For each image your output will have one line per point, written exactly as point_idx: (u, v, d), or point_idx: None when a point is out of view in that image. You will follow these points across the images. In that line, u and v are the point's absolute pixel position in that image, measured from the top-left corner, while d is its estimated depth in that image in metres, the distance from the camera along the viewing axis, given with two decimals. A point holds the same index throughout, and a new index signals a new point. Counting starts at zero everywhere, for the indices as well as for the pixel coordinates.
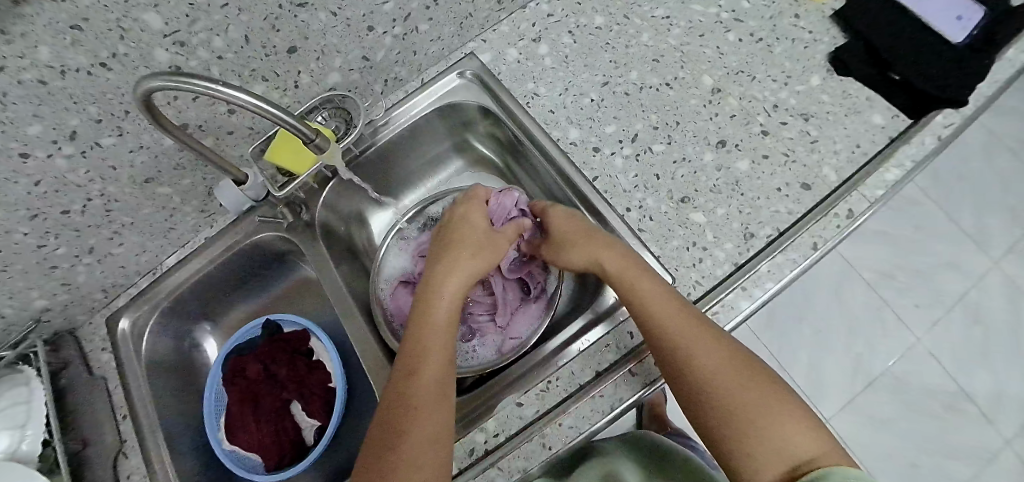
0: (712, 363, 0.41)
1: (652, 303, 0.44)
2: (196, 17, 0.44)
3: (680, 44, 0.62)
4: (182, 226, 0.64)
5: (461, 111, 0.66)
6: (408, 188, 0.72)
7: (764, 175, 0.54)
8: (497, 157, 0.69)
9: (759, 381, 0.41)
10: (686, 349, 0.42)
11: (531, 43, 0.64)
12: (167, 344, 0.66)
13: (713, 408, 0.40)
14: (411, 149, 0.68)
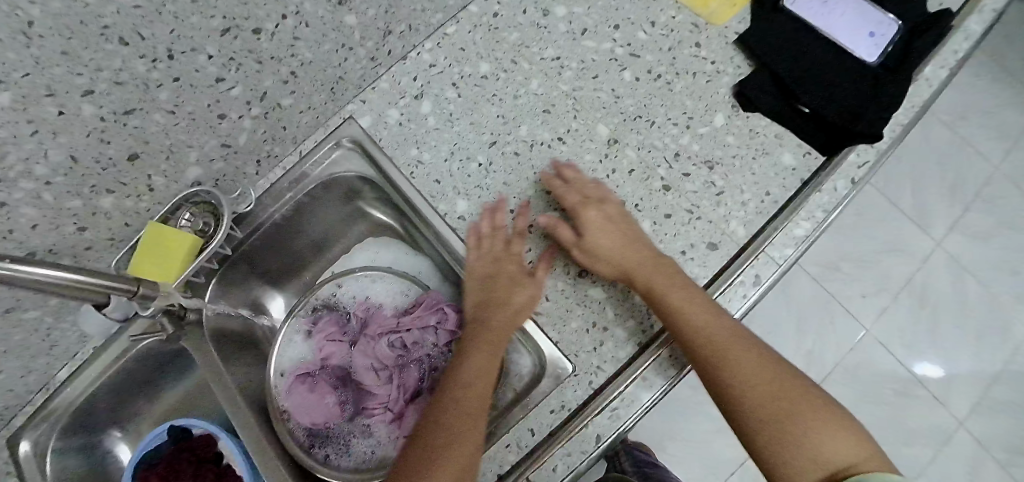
0: (752, 370, 0.42)
1: (682, 308, 0.44)
2: (4, 153, 0.36)
3: (572, 88, 0.56)
4: (64, 341, 0.59)
5: (345, 182, 0.61)
6: (312, 259, 0.69)
7: (667, 237, 0.51)
8: (397, 223, 0.64)
9: (804, 388, 0.41)
10: (727, 359, 0.42)
11: (413, 101, 0.59)
12: (79, 459, 0.61)
13: (762, 407, 0.40)
14: (308, 224, 0.64)
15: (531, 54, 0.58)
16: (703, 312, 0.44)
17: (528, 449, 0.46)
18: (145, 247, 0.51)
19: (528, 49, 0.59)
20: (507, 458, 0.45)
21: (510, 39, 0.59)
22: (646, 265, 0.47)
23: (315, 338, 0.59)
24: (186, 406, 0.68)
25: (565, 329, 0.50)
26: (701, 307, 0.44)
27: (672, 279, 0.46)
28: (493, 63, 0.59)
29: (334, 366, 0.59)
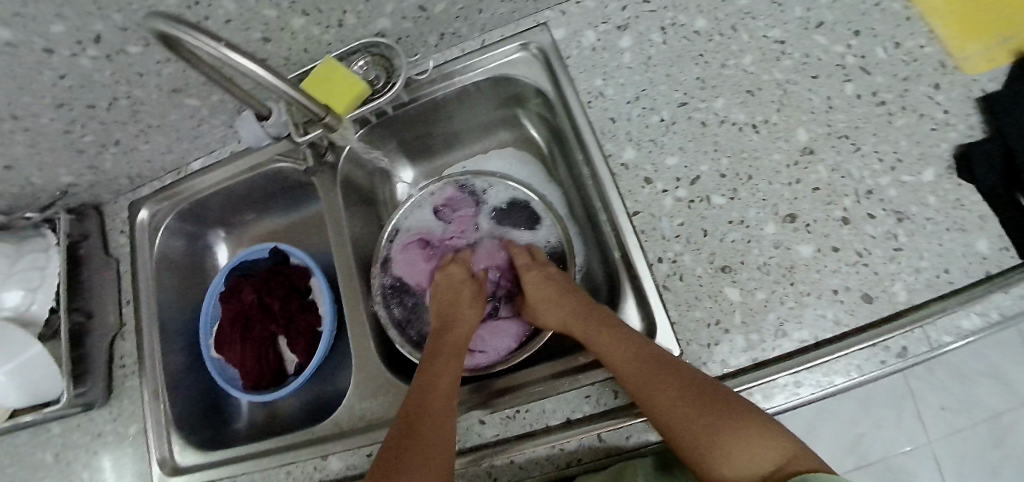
0: (671, 393, 0.39)
1: (609, 347, 0.45)
2: None
3: (786, 79, 0.52)
4: (208, 136, 0.61)
5: (516, 86, 0.58)
6: (445, 147, 0.68)
7: (824, 270, 0.48)
8: (546, 148, 0.63)
9: (713, 392, 0.39)
10: (649, 388, 0.40)
11: (614, 30, 0.54)
12: (182, 242, 0.68)
13: (701, 439, 0.38)
14: (456, 111, 0.62)
15: (754, 27, 0.53)
16: (624, 339, 0.44)
17: (603, 408, 0.48)
18: (316, 76, 0.51)
19: (753, 20, 0.53)
20: (579, 407, 0.49)
21: (737, 4, 0.54)
22: (596, 319, 0.49)
23: (451, 217, 0.63)
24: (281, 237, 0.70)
25: (687, 314, 0.48)
26: (614, 340, 0.45)
27: (602, 327, 0.47)
28: (712, 21, 0.54)
29: (456, 249, 0.62)
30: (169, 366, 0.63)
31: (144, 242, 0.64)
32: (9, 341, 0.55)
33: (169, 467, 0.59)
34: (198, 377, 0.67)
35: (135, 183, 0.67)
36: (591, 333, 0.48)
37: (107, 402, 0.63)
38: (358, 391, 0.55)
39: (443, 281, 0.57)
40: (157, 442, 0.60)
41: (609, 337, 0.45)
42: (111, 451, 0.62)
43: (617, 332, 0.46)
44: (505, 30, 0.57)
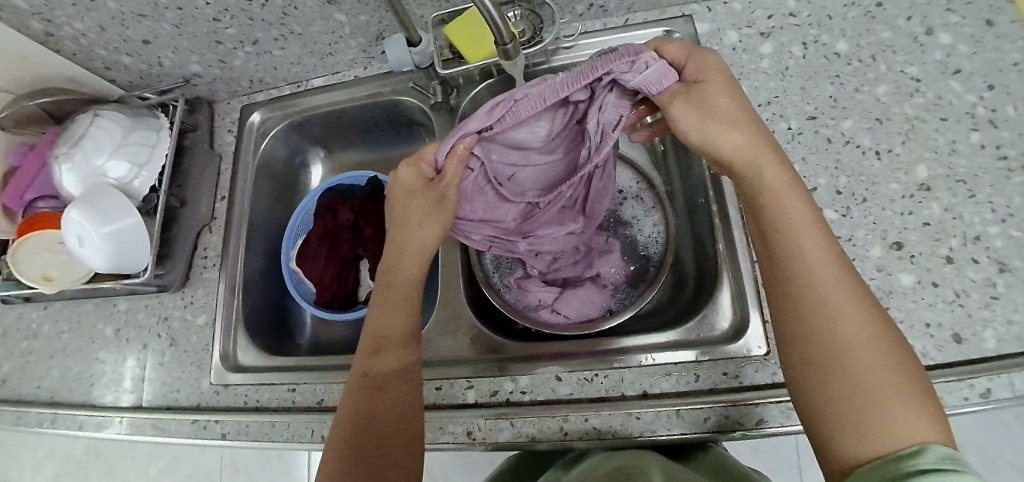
0: (857, 330, 0.36)
1: (799, 243, 0.40)
2: None
3: (916, 115, 0.54)
4: (340, 56, 0.64)
5: None
6: None
7: (920, 302, 0.49)
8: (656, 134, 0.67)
9: (900, 357, 0.35)
10: (830, 312, 0.37)
11: (757, 36, 0.58)
12: (283, 152, 0.71)
13: (867, 383, 0.34)
14: None
15: (893, 61, 0.56)
16: (828, 249, 0.39)
17: (682, 389, 0.47)
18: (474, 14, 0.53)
19: (893, 53, 0.56)
20: (657, 383, 0.48)
21: (881, 35, 0.57)
22: (790, 197, 0.41)
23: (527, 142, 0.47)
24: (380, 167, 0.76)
25: None
26: (812, 237, 0.40)
27: (789, 201, 0.41)
28: (853, 46, 0.57)
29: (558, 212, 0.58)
30: (247, 268, 0.65)
31: (250, 142, 0.69)
32: (110, 206, 0.56)
33: (230, 364, 0.60)
34: (267, 285, 0.69)
35: (252, 87, 0.70)
36: (772, 206, 0.41)
37: (180, 289, 0.65)
38: (438, 326, 0.56)
39: (410, 206, 0.48)
40: (222, 336, 0.61)
41: (802, 236, 0.40)
42: (173, 336, 0.63)
43: (807, 216, 0.40)
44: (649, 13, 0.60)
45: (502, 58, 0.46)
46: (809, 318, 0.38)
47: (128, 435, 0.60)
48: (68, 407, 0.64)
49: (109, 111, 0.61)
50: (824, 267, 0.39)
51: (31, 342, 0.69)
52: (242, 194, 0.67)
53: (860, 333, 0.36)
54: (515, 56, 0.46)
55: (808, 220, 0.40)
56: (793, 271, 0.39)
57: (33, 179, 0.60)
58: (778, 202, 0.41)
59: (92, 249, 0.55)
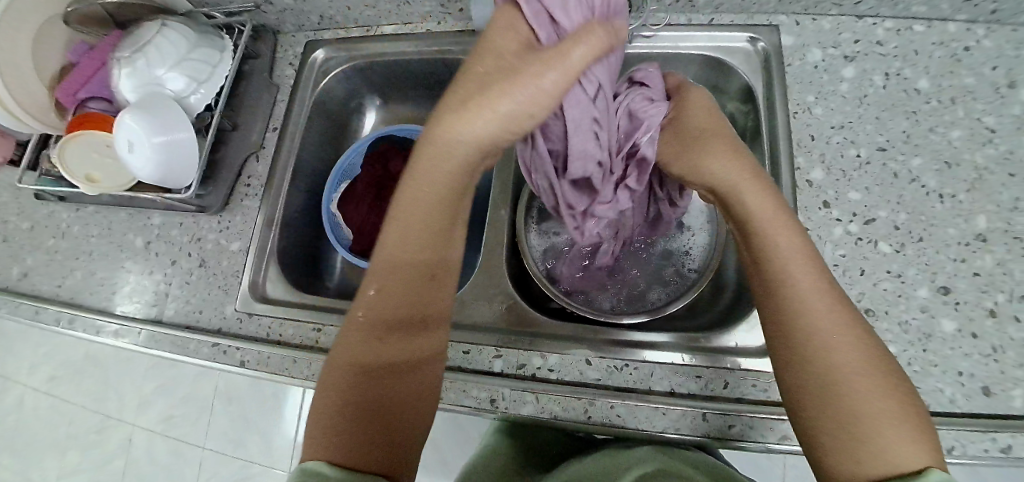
0: (852, 353, 0.33)
1: (788, 264, 0.37)
2: None
3: (985, 166, 0.53)
4: (415, 7, 0.63)
5: (726, 74, 0.63)
6: None
7: (956, 349, 0.49)
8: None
9: (887, 378, 0.33)
10: (821, 334, 0.34)
11: (841, 58, 0.59)
12: (341, 93, 0.72)
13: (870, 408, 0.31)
14: None
15: (972, 107, 0.55)
16: (815, 270, 0.37)
17: (710, 393, 0.48)
18: None
19: (973, 100, 0.56)
20: (685, 383, 0.48)
21: (963, 80, 0.57)
22: (770, 210, 0.39)
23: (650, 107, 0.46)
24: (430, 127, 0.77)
25: None
26: (800, 254, 0.37)
27: (783, 229, 0.39)
28: (934, 85, 0.57)
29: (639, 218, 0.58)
30: (288, 203, 0.66)
31: (310, 79, 0.69)
32: (166, 120, 0.55)
33: (259, 294, 0.60)
34: (304, 224, 0.69)
35: (320, 24, 0.70)
36: (763, 229, 0.39)
37: (218, 213, 0.65)
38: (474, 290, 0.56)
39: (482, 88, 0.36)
40: (254, 266, 0.61)
41: (794, 259, 0.37)
42: (203, 257, 0.63)
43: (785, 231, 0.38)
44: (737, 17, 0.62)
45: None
46: (800, 342, 0.35)
47: (144, 347, 0.60)
48: (88, 310, 0.64)
49: (176, 24, 0.60)
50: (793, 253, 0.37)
51: (59, 241, 0.70)
52: (295, 129, 0.67)
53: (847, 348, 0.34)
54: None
55: (798, 240, 0.38)
56: (790, 291, 0.36)
57: (89, 77, 0.60)
58: (768, 224, 0.39)
59: (139, 157, 0.54)
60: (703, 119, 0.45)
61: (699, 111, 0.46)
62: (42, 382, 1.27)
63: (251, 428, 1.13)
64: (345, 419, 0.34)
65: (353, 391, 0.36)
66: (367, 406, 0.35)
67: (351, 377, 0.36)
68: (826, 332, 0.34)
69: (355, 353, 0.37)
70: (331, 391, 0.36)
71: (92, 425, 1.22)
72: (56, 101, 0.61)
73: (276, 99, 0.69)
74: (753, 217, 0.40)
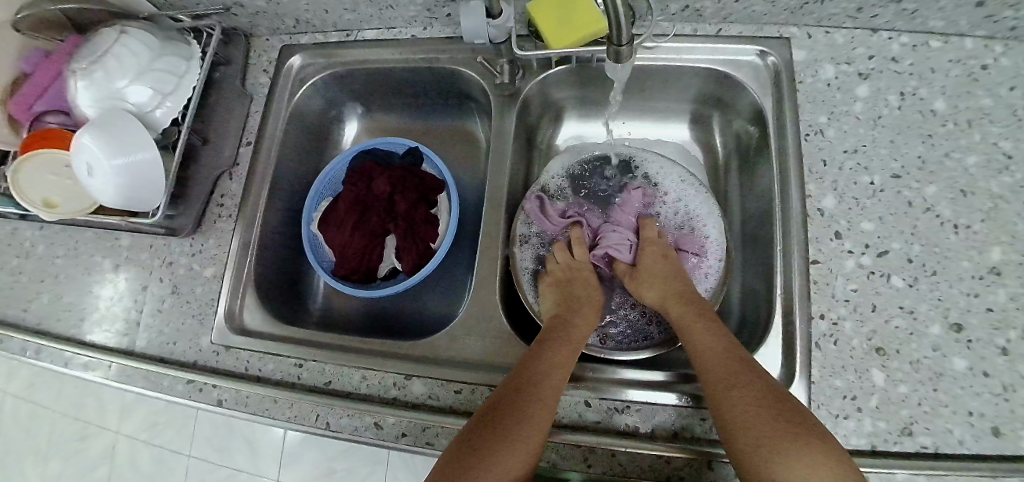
0: (734, 392, 0.41)
1: (692, 336, 0.47)
2: None
3: (1002, 194, 0.51)
4: (400, 12, 0.58)
5: (731, 88, 0.59)
6: (624, 115, 0.68)
7: (968, 389, 0.46)
8: (723, 154, 0.66)
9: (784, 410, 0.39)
10: (715, 385, 0.42)
11: (855, 76, 0.56)
12: (320, 102, 0.67)
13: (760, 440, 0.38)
14: (659, 86, 0.64)
15: (989, 130, 0.53)
16: (717, 336, 0.46)
17: (714, 437, 0.45)
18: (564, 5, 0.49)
19: (990, 124, 0.53)
20: (689, 427, 0.46)
21: (980, 101, 0.54)
22: (681, 298, 0.50)
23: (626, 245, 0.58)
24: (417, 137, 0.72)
25: (829, 380, 0.47)
26: (702, 329, 0.47)
27: (691, 312, 0.49)
28: (951, 106, 0.54)
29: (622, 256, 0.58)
30: (265, 223, 0.61)
31: (286, 87, 0.64)
32: (125, 137, 0.50)
33: (236, 325, 0.56)
34: (282, 244, 0.64)
35: (296, 27, 0.64)
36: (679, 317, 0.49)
37: (191, 235, 0.61)
38: (466, 323, 0.53)
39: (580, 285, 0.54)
40: (229, 293, 0.57)
41: (698, 330, 0.47)
42: (176, 284, 0.59)
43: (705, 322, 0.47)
44: (745, 27, 0.59)
45: (610, 60, 0.41)
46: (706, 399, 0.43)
47: (115, 380, 0.56)
48: (54, 339, 0.60)
49: (138, 30, 0.54)
50: (705, 336, 0.46)
51: (22, 262, 0.65)
52: (270, 143, 0.62)
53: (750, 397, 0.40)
54: (625, 60, 0.40)
55: (702, 318, 0.48)
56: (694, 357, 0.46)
57: (45, 90, 0.54)
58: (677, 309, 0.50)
59: (100, 181, 0.50)
60: (656, 262, 0.54)
61: (651, 249, 0.56)
62: (19, 388, 1.22)
63: (237, 437, 1.10)
64: (460, 458, 0.39)
65: (475, 437, 0.40)
66: (478, 456, 0.39)
67: (477, 429, 0.41)
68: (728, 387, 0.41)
69: (488, 410, 0.42)
70: (461, 437, 0.41)
71: (70, 434, 1.18)
72: (9, 114, 0.56)
73: (250, 110, 0.64)
74: (667, 307, 0.51)
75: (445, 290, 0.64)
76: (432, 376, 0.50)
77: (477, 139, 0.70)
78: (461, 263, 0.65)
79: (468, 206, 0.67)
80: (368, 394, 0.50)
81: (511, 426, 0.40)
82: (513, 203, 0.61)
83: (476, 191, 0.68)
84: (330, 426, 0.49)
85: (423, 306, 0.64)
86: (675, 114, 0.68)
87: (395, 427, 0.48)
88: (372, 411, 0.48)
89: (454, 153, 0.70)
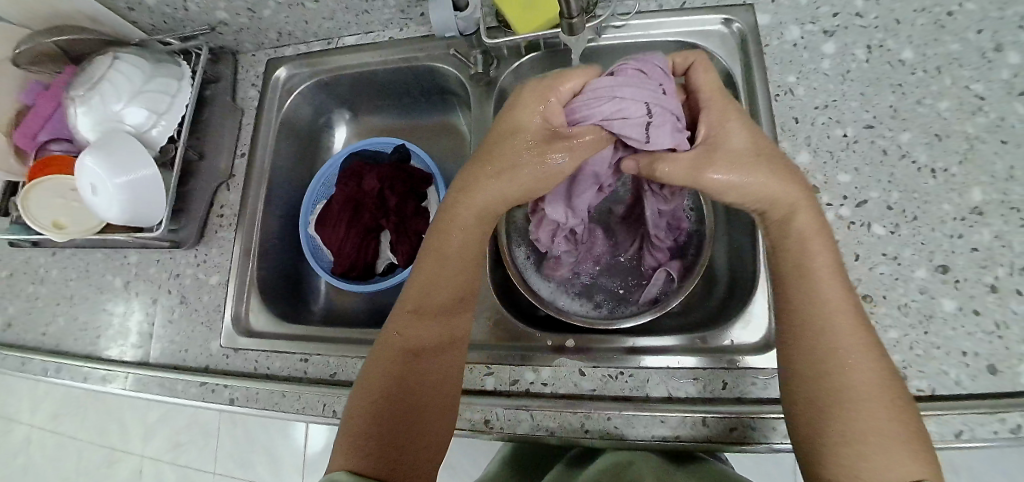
0: (859, 373, 0.36)
1: (824, 297, 0.39)
2: None
3: (977, 135, 0.51)
4: (376, 15, 0.61)
5: None
6: None
7: (958, 330, 0.46)
8: None
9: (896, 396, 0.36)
10: (844, 353, 0.37)
11: (821, 33, 0.57)
12: (309, 111, 0.70)
13: (871, 417, 0.35)
14: None
15: (958, 74, 0.53)
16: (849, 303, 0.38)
17: (709, 396, 0.46)
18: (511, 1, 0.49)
19: (959, 68, 0.53)
20: (682, 387, 0.47)
21: (948, 47, 0.54)
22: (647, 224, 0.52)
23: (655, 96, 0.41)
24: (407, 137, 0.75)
25: None
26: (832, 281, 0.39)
27: (812, 243, 0.40)
28: (919, 55, 0.55)
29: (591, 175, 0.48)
30: (264, 230, 0.64)
31: (276, 98, 0.67)
32: (124, 156, 0.52)
33: (242, 327, 0.59)
34: (282, 249, 0.67)
35: (280, 41, 0.67)
36: (780, 225, 0.41)
37: (194, 247, 0.64)
38: None
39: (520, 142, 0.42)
40: (235, 298, 0.60)
41: (830, 284, 0.39)
42: (183, 294, 0.62)
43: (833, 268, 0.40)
44: None
45: (565, 33, 0.43)
46: (826, 358, 0.37)
47: (132, 390, 0.59)
48: (74, 357, 0.63)
49: (129, 55, 0.57)
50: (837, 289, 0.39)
51: (38, 287, 0.68)
52: (264, 153, 0.65)
53: (870, 373, 0.36)
54: (578, 33, 0.43)
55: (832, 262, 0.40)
56: (819, 312, 0.38)
57: (46, 121, 0.58)
58: (808, 232, 0.40)
59: (103, 198, 0.52)
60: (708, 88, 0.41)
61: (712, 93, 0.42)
62: (44, 421, 1.25)
63: (258, 448, 1.13)
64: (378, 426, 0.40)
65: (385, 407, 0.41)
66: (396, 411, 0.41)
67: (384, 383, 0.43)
68: (850, 352, 0.37)
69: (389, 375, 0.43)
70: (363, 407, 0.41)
71: (98, 459, 1.21)
72: (15, 146, 0.59)
73: (242, 123, 0.67)
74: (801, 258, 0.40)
75: None
76: None
77: (462, 132, 0.72)
78: None
79: None
80: None
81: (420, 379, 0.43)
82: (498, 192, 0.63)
83: None
84: (336, 414, 0.51)
85: None
86: None
87: None
88: None
89: (442, 148, 0.72)
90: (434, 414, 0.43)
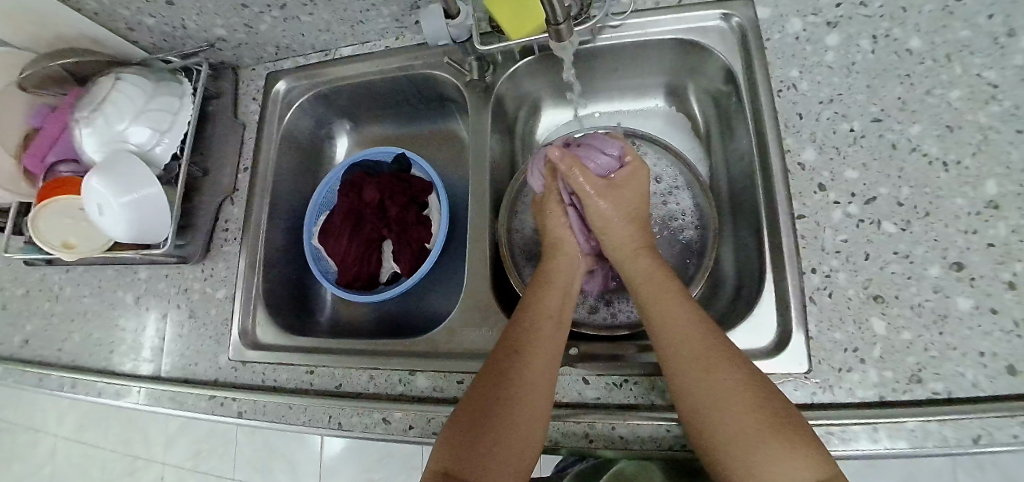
0: (710, 383, 0.39)
1: (668, 318, 0.44)
2: None
3: (990, 125, 0.49)
4: (370, 25, 0.61)
5: (703, 55, 0.60)
6: (603, 96, 0.70)
7: (976, 330, 0.44)
8: (704, 121, 0.67)
9: (761, 397, 0.38)
10: (692, 368, 0.40)
11: (824, 25, 0.56)
12: (309, 122, 0.70)
13: (735, 427, 0.37)
14: (631, 61, 0.64)
15: (969, 61, 0.51)
16: (694, 319, 0.43)
17: None
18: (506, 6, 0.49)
19: (970, 55, 0.51)
20: None
21: (957, 34, 0.52)
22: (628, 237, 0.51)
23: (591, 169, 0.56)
24: (408, 144, 0.75)
25: (828, 334, 0.47)
26: (673, 306, 0.44)
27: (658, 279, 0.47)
28: (927, 43, 0.53)
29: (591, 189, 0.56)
30: (268, 242, 0.64)
31: (276, 111, 0.67)
32: (128, 175, 0.53)
33: (249, 341, 0.59)
34: (286, 261, 0.68)
35: (278, 54, 0.68)
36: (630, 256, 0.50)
37: (201, 261, 0.64)
38: (464, 315, 0.55)
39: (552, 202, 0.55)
40: (241, 311, 0.60)
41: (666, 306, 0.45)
42: (192, 308, 0.63)
43: (670, 293, 0.46)
44: None
45: (553, 39, 0.44)
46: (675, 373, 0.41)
47: (145, 405, 0.60)
48: (90, 372, 0.64)
49: (130, 75, 0.58)
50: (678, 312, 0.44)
51: (54, 304, 0.69)
52: (266, 166, 0.66)
53: (725, 383, 0.39)
54: (567, 37, 0.44)
55: (673, 290, 0.46)
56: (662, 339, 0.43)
57: (53, 143, 0.59)
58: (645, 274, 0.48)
59: (110, 218, 0.53)
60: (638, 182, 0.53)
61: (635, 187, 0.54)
62: (69, 431, 1.29)
63: (275, 454, 1.14)
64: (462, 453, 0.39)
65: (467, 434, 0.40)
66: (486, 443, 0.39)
67: (478, 407, 0.41)
68: (689, 365, 0.40)
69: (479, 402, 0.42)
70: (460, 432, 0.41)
71: (121, 468, 1.24)
72: (25, 169, 0.60)
73: (244, 137, 0.68)
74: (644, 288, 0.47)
75: (446, 288, 0.66)
76: (434, 370, 0.51)
77: (461, 138, 0.72)
78: (459, 259, 0.67)
79: (459, 204, 0.69)
80: (376, 392, 0.52)
81: (506, 422, 0.40)
82: (498, 198, 0.63)
83: (464, 188, 0.70)
84: (342, 426, 0.51)
85: (427, 306, 0.66)
86: (653, 88, 0.69)
87: (401, 421, 0.50)
88: (379, 408, 0.50)
89: (443, 154, 0.72)
90: (521, 454, 0.40)
